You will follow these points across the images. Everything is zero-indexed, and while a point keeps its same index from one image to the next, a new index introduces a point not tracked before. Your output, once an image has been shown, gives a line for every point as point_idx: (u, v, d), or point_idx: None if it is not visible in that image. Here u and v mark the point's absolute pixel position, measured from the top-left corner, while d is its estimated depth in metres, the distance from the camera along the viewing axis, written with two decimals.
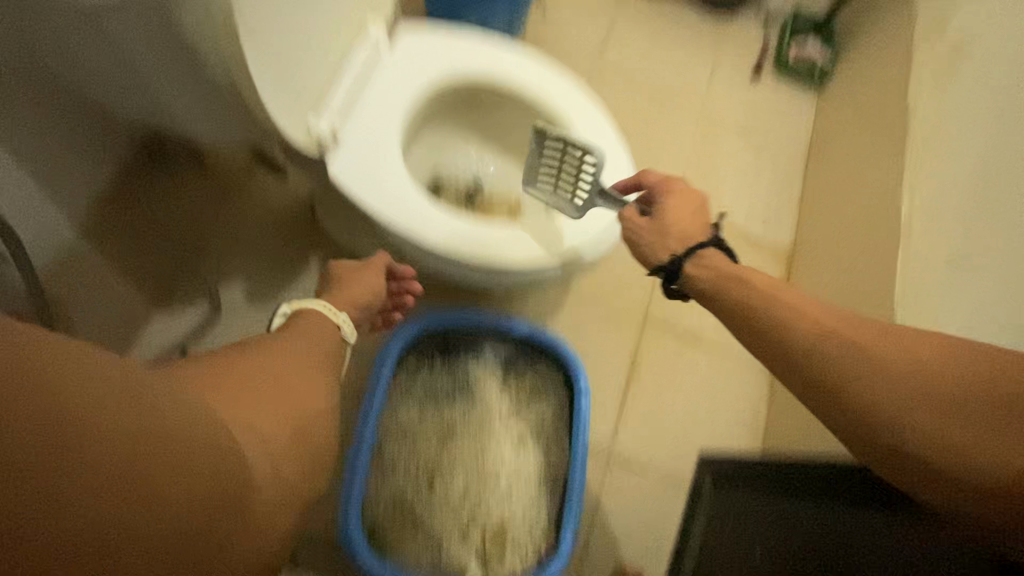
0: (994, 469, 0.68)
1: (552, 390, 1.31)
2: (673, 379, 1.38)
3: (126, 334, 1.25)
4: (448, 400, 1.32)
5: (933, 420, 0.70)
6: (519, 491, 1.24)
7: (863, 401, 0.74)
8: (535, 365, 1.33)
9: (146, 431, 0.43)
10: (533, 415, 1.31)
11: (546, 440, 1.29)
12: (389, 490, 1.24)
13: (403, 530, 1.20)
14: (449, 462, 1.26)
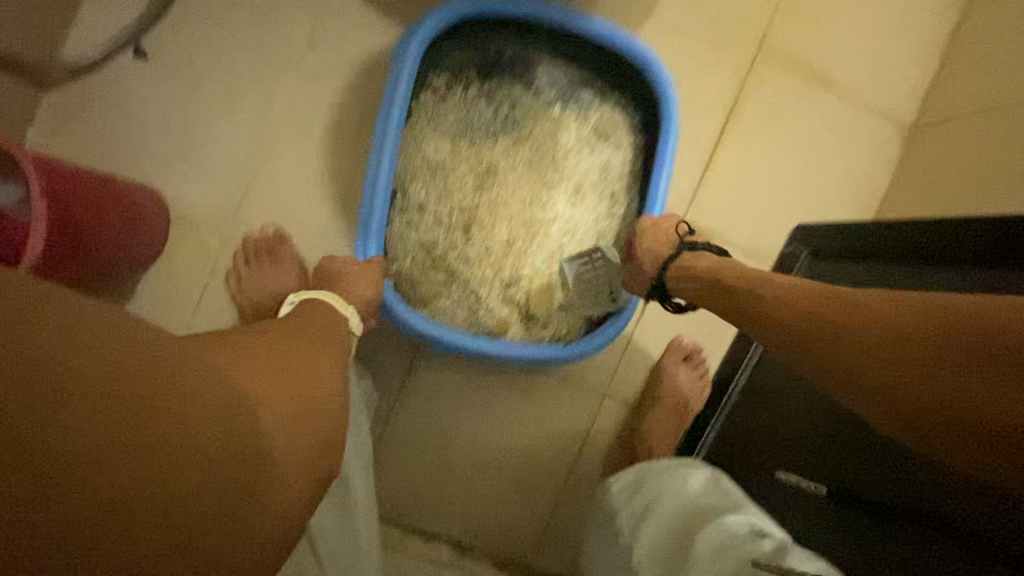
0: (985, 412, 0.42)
1: (627, 127, 1.00)
2: (783, 131, 1.05)
3: (55, 24, 0.90)
4: (489, 127, 0.98)
5: (887, 372, 0.47)
6: (576, 244, 0.98)
7: (962, 342, 0.44)
8: (606, 96, 0.99)
9: (124, 345, 0.41)
10: (601, 157, 0.99)
11: (616, 188, 0.99)
12: (416, 235, 0.95)
13: (432, 280, 0.95)
14: (491, 205, 0.97)
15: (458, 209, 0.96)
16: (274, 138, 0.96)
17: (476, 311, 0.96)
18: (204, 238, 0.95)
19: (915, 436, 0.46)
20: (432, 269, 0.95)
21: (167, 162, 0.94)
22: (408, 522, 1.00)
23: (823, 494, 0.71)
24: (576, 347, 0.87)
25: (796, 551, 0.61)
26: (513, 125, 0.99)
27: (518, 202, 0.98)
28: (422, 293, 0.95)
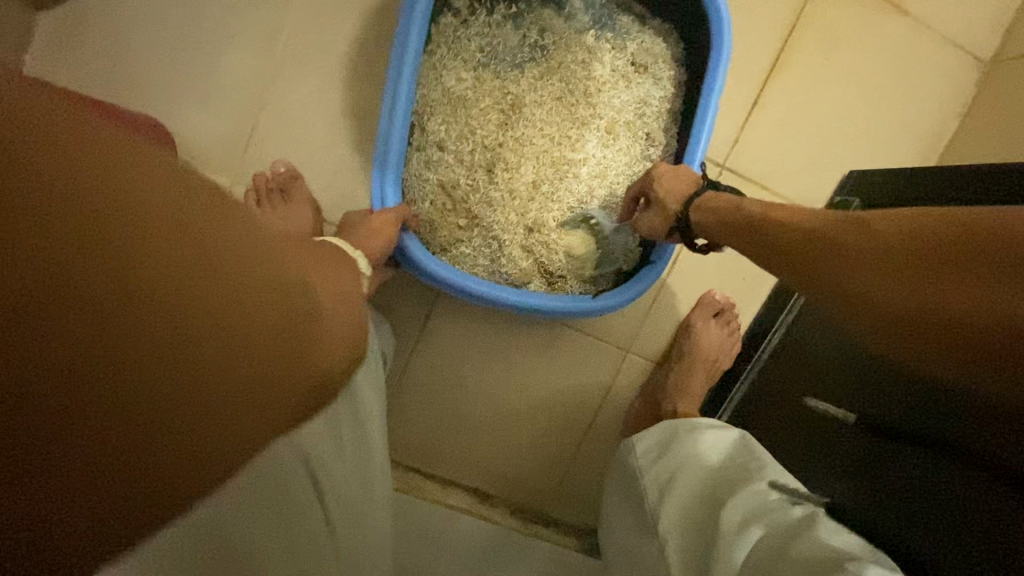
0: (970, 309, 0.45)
1: (668, 58, 0.90)
2: (842, 68, 0.94)
3: None
4: (513, 59, 0.90)
5: (879, 282, 0.50)
6: (606, 187, 0.90)
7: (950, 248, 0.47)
8: (647, 24, 0.90)
9: (183, 218, 0.31)
10: (637, 92, 0.90)
11: (653, 127, 0.91)
12: (436, 175, 0.87)
13: (452, 225, 0.87)
14: (516, 145, 0.89)
15: (480, 149, 0.88)
16: (284, 69, 0.89)
17: (498, 260, 0.88)
18: (215, 176, 0.90)
19: (888, 338, 0.51)
20: (452, 212, 0.87)
21: (173, 95, 0.88)
22: (427, 469, 1.01)
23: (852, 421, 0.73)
24: (604, 300, 0.81)
25: (825, 517, 0.59)
26: (541, 57, 0.90)
27: (546, 138, 0.89)
28: (442, 241, 0.87)
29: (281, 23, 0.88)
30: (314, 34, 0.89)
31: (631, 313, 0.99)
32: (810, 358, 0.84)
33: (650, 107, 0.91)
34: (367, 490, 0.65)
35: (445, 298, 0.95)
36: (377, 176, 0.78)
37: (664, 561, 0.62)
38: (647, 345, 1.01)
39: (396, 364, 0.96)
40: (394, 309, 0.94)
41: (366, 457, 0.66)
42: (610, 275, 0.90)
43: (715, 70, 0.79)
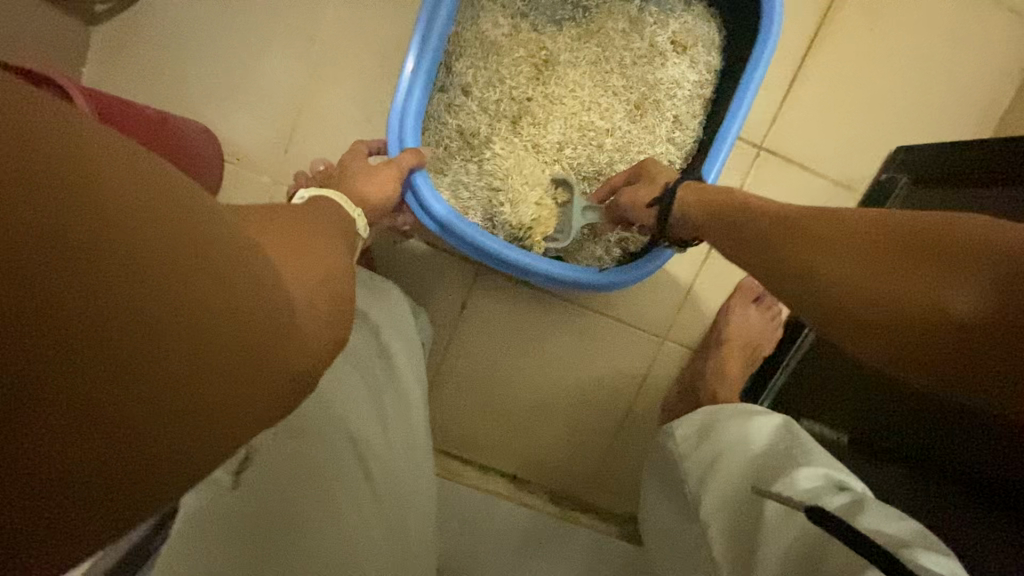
0: (921, 302, 0.43)
1: (709, 45, 0.89)
2: (887, 41, 0.91)
3: None
4: (554, 14, 0.90)
5: (838, 259, 0.49)
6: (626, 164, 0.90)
7: (926, 238, 0.45)
8: (691, 6, 0.89)
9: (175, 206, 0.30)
10: (672, 71, 0.89)
11: (681, 111, 0.89)
12: (455, 120, 0.87)
13: (465, 173, 0.87)
14: (545, 101, 0.89)
15: (508, 99, 0.88)
16: (321, 70, 0.91)
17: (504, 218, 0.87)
18: (258, 176, 0.94)
19: (843, 324, 0.48)
20: (467, 160, 0.87)
21: (218, 99, 0.92)
22: (467, 457, 1.03)
23: (844, 440, 0.83)
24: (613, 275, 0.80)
25: (875, 502, 0.58)
26: (582, 18, 0.90)
27: (574, 103, 0.89)
28: (450, 179, 0.87)
29: (316, 24, 0.90)
30: (348, 33, 0.91)
31: (666, 300, 0.99)
32: (817, 379, 0.89)
33: (684, 89, 0.89)
34: (411, 473, 0.67)
35: (481, 290, 0.97)
36: (394, 116, 0.79)
37: (706, 543, 0.61)
38: (684, 333, 1.00)
39: (434, 354, 0.98)
40: (431, 301, 0.97)
41: (408, 443, 0.69)
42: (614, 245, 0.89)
43: (762, 48, 0.78)
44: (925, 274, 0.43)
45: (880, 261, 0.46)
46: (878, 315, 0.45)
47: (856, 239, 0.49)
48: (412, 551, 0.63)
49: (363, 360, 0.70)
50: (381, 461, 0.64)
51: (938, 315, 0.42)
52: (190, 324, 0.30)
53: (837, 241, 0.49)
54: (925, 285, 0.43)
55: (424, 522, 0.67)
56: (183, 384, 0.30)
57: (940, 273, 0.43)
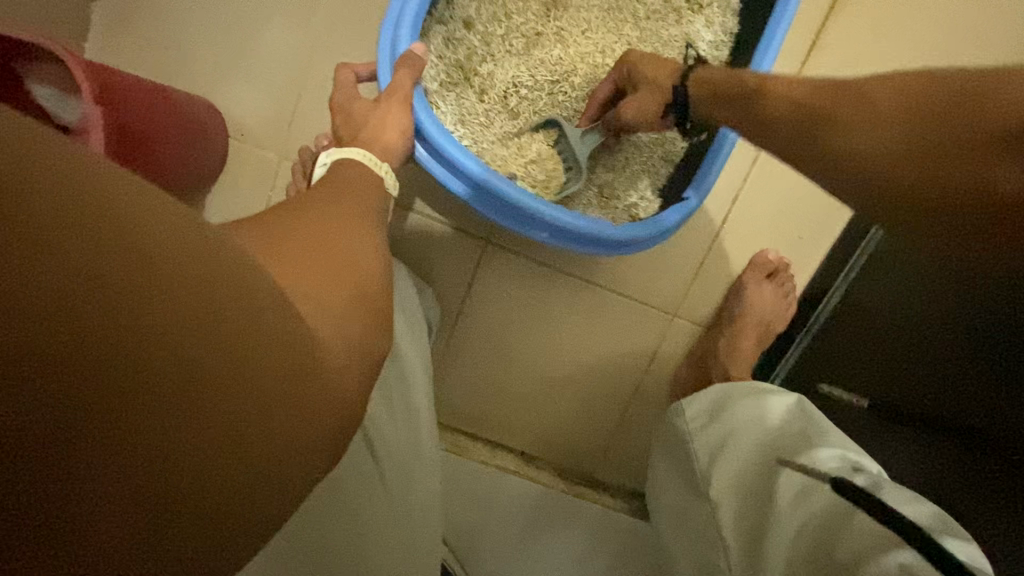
0: (974, 180, 0.47)
1: (724, 6, 0.85)
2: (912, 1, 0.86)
3: None
4: None
5: (873, 134, 0.52)
6: None
7: (935, 137, 0.48)
8: None
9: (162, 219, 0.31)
10: (686, 30, 0.85)
11: None
12: (454, 53, 0.83)
13: (469, 109, 0.84)
14: (555, 39, 0.85)
15: (516, 37, 0.84)
16: (323, 41, 0.89)
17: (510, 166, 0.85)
18: (263, 153, 0.93)
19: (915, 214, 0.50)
20: (471, 96, 0.84)
21: (220, 73, 0.90)
22: (476, 433, 1.03)
23: (868, 405, 0.93)
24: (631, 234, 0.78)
25: (890, 483, 0.58)
26: None
27: (584, 45, 0.85)
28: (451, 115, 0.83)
29: None
30: (351, 2, 0.88)
31: (676, 277, 0.97)
32: (859, 321, 0.94)
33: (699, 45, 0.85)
34: (415, 452, 0.67)
35: (488, 267, 0.95)
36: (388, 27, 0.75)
37: (716, 523, 0.60)
38: (695, 309, 0.98)
39: (441, 330, 0.98)
40: (438, 277, 0.96)
41: (410, 421, 0.68)
42: (624, 211, 0.87)
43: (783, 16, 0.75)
44: (971, 139, 0.47)
45: (917, 151, 0.49)
46: (938, 192, 0.48)
47: (893, 125, 0.51)
48: (416, 531, 0.64)
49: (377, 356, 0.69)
50: (387, 441, 0.64)
51: (995, 189, 0.46)
52: (172, 328, 0.29)
53: (858, 133, 0.53)
54: (975, 162, 0.46)
55: (430, 498, 0.68)
56: (172, 385, 0.29)
57: (981, 156, 0.46)
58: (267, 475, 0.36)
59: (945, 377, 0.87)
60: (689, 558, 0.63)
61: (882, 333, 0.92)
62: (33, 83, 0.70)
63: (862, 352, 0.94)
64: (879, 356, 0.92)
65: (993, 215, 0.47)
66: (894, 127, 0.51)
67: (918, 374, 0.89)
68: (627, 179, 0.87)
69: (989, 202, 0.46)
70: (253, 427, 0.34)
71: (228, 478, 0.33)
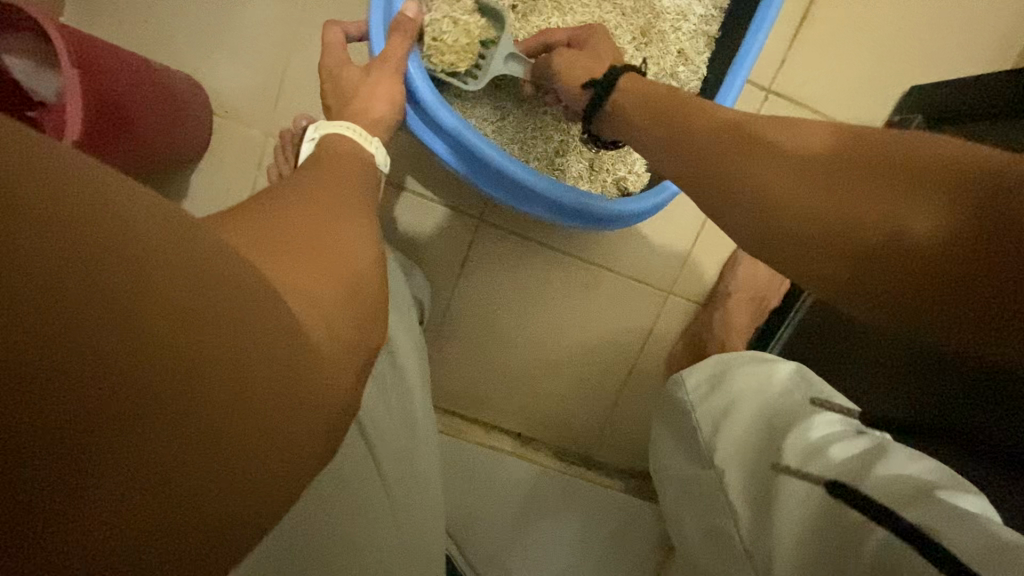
0: (921, 230, 0.37)
1: None
2: None
3: None
4: None
5: (792, 178, 0.43)
6: None
7: (874, 169, 0.40)
8: None
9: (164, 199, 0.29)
10: (678, 3, 0.85)
11: (686, 46, 0.85)
12: None
13: None
14: (548, 7, 0.84)
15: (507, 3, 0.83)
16: (311, 15, 0.87)
17: (501, 133, 0.84)
18: (249, 131, 0.91)
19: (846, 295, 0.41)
20: None
21: (205, 47, 0.88)
22: (471, 416, 1.02)
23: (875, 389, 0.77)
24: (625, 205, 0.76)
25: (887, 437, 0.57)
26: None
27: (577, 13, 0.84)
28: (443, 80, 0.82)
29: None
30: None
31: (670, 255, 0.97)
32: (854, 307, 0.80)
33: (689, 19, 0.85)
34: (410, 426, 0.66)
35: (480, 246, 0.94)
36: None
37: (723, 489, 0.59)
38: (689, 287, 0.98)
39: (434, 311, 0.97)
40: (429, 257, 0.94)
41: (405, 397, 0.67)
42: (610, 183, 0.87)
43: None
44: (920, 202, 0.37)
45: (827, 197, 0.40)
46: (864, 255, 0.39)
47: (805, 162, 0.42)
48: (413, 507, 0.62)
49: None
50: (377, 417, 0.62)
51: (931, 236, 0.36)
52: (178, 300, 0.27)
53: (759, 187, 0.44)
54: (906, 216, 0.37)
55: (426, 470, 0.67)
56: (179, 365, 0.27)
57: (910, 204, 0.37)
58: (267, 478, 0.32)
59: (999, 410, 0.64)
60: (698, 527, 0.61)
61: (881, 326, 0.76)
62: (6, 53, 0.67)
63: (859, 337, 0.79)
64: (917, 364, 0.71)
65: (936, 272, 0.37)
66: (801, 172, 0.42)
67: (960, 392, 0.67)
68: (614, 155, 0.86)
69: (930, 257, 0.37)
70: (256, 424, 0.31)
71: (227, 482, 0.30)
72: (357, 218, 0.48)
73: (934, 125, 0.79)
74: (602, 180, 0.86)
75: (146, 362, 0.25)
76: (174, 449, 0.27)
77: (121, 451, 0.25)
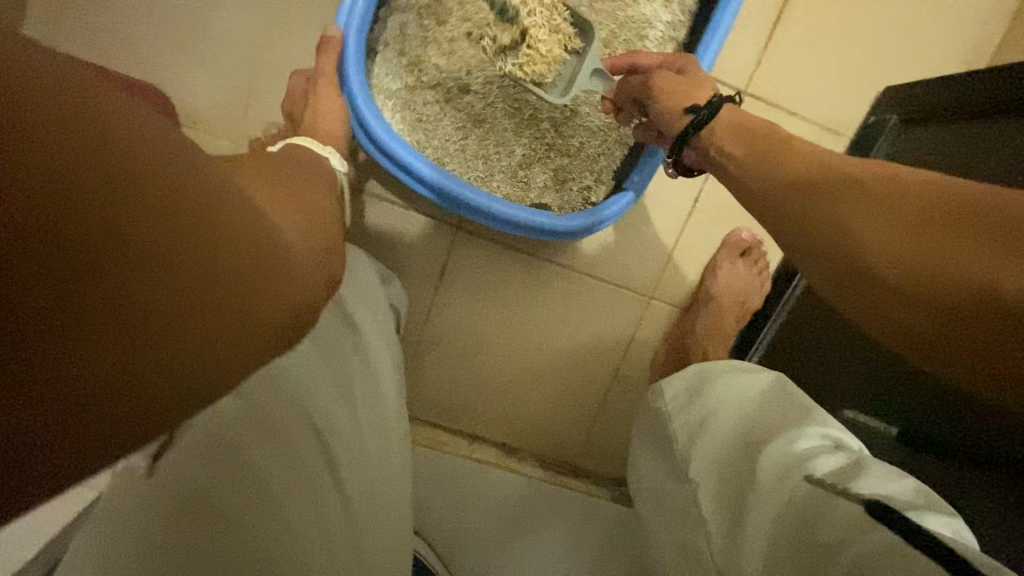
0: (970, 280, 0.38)
1: None
2: None
3: None
4: None
5: (866, 216, 0.45)
6: (592, 103, 0.84)
7: (945, 220, 0.42)
8: None
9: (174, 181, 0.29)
10: (641, 12, 0.83)
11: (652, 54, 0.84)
12: (408, 51, 0.80)
13: (423, 104, 0.81)
14: None
15: (460, 27, 0.79)
16: (279, 22, 0.86)
17: (467, 157, 0.84)
18: (219, 140, 0.89)
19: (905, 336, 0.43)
20: (427, 94, 0.81)
21: (171, 56, 0.86)
22: (453, 427, 1.00)
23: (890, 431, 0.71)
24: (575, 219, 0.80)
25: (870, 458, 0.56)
26: None
27: None
28: (405, 112, 0.81)
29: None
30: None
31: (649, 259, 0.96)
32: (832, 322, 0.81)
33: (655, 27, 0.83)
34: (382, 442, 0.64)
35: (456, 254, 0.93)
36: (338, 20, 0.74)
37: (695, 502, 0.57)
38: (669, 291, 0.97)
39: (413, 321, 0.95)
40: (405, 266, 0.92)
41: (376, 412, 0.65)
42: (576, 195, 0.87)
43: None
44: (978, 255, 0.39)
45: (909, 239, 0.42)
46: (923, 299, 0.41)
47: (894, 205, 0.44)
48: (384, 531, 0.60)
49: (328, 336, 0.64)
50: (345, 437, 0.59)
51: (992, 293, 0.37)
52: (130, 281, 0.27)
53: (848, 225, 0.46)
54: (964, 265, 0.39)
55: (400, 488, 0.65)
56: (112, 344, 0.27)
57: (974, 253, 0.39)
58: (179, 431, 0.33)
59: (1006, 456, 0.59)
60: (669, 542, 0.59)
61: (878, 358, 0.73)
62: None
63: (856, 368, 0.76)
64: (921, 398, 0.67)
65: (991, 326, 0.38)
66: (879, 212, 0.45)
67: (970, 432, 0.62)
68: (580, 162, 0.86)
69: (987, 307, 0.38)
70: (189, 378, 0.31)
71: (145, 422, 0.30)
72: (313, 235, 0.47)
73: (905, 128, 0.80)
74: (568, 193, 0.86)
75: (93, 288, 0.26)
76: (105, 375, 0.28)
77: (51, 367, 0.26)
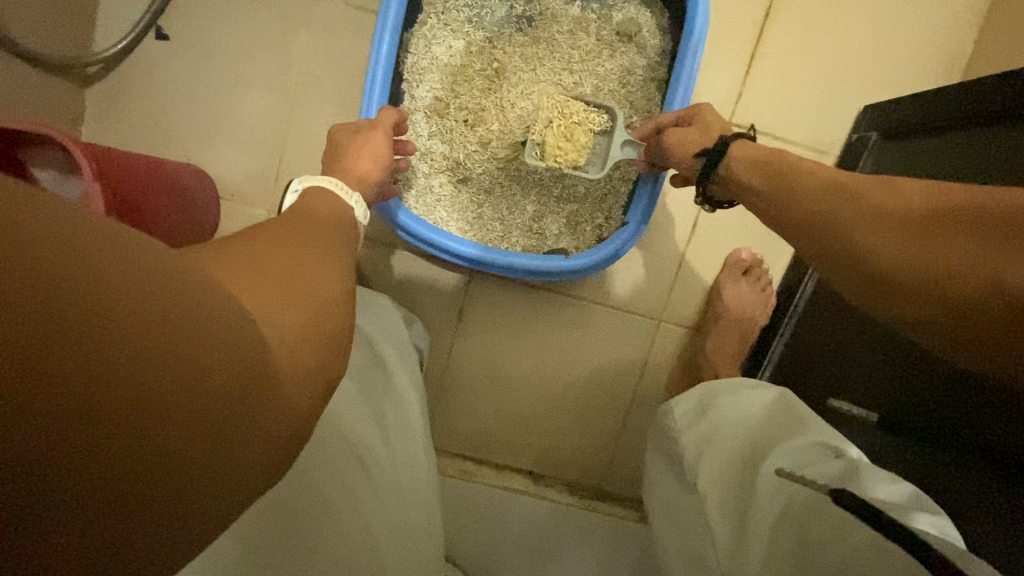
0: (971, 275, 0.41)
1: (652, 29, 0.88)
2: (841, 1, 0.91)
3: (82, 21, 0.91)
4: (499, 27, 0.88)
5: (868, 220, 0.48)
6: None
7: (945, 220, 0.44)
8: None
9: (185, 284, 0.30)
10: (621, 61, 0.88)
11: (636, 96, 0.88)
12: (416, 141, 0.88)
13: (437, 184, 0.90)
14: (499, 109, 0.88)
15: (458, 119, 0.88)
16: (298, 101, 0.96)
17: (481, 217, 0.91)
18: (254, 209, 0.99)
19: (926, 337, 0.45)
20: (438, 174, 0.89)
21: (208, 139, 0.97)
22: (481, 458, 1.05)
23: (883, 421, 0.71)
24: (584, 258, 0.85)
25: (868, 464, 0.58)
26: (528, 27, 0.88)
27: (527, 101, 0.88)
28: (421, 193, 0.89)
29: (291, 59, 0.95)
30: (322, 63, 0.95)
31: (655, 284, 1.00)
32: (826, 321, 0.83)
33: (636, 72, 0.88)
34: (415, 472, 0.70)
35: (473, 291, 0.99)
36: (373, 61, 0.79)
37: (703, 515, 0.61)
38: (677, 312, 1.01)
39: (438, 358, 1.01)
40: (426, 306, 1.00)
41: (409, 446, 0.71)
42: (591, 231, 0.91)
43: (694, 35, 0.79)
44: (972, 250, 0.41)
45: (904, 240, 0.45)
46: (934, 296, 0.43)
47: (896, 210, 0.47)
48: (417, 548, 0.64)
49: (364, 376, 0.70)
50: (380, 460, 0.65)
51: (991, 286, 0.40)
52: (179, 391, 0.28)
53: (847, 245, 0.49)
54: (962, 256, 0.41)
55: (431, 512, 0.70)
56: (152, 458, 0.28)
57: (969, 246, 0.41)
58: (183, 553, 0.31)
59: (993, 432, 0.58)
60: (677, 547, 0.63)
61: (867, 352, 0.74)
62: (36, 168, 0.73)
63: (854, 363, 0.76)
64: (912, 390, 0.68)
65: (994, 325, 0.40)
66: (880, 220, 0.48)
67: (945, 411, 0.64)
68: (590, 204, 0.91)
69: (981, 302, 0.40)
70: (194, 499, 0.30)
71: (147, 549, 0.29)
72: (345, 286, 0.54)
73: (896, 132, 0.81)
74: (580, 234, 0.91)
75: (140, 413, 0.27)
76: (125, 512, 0.27)
77: (114, 496, 0.27)
